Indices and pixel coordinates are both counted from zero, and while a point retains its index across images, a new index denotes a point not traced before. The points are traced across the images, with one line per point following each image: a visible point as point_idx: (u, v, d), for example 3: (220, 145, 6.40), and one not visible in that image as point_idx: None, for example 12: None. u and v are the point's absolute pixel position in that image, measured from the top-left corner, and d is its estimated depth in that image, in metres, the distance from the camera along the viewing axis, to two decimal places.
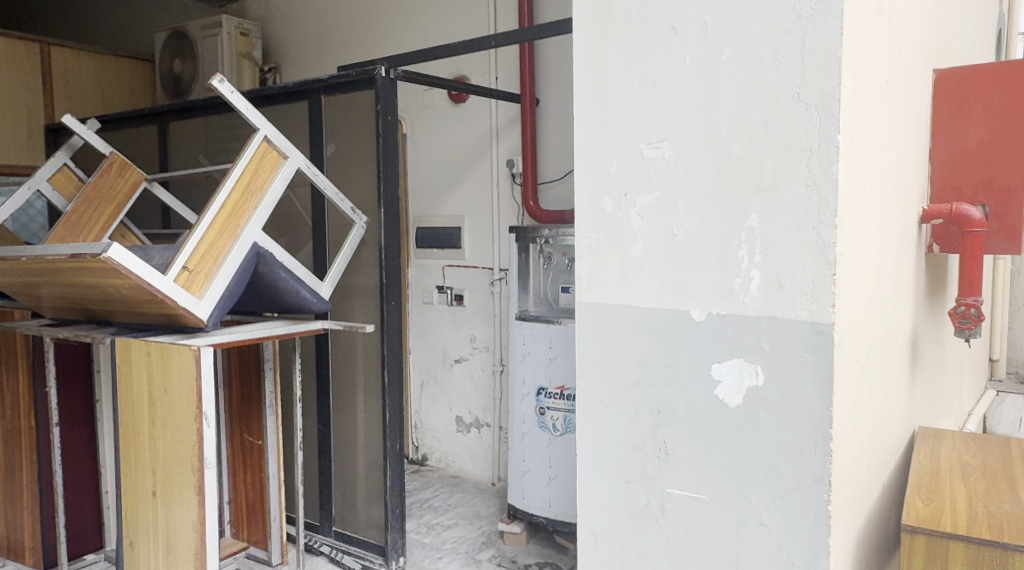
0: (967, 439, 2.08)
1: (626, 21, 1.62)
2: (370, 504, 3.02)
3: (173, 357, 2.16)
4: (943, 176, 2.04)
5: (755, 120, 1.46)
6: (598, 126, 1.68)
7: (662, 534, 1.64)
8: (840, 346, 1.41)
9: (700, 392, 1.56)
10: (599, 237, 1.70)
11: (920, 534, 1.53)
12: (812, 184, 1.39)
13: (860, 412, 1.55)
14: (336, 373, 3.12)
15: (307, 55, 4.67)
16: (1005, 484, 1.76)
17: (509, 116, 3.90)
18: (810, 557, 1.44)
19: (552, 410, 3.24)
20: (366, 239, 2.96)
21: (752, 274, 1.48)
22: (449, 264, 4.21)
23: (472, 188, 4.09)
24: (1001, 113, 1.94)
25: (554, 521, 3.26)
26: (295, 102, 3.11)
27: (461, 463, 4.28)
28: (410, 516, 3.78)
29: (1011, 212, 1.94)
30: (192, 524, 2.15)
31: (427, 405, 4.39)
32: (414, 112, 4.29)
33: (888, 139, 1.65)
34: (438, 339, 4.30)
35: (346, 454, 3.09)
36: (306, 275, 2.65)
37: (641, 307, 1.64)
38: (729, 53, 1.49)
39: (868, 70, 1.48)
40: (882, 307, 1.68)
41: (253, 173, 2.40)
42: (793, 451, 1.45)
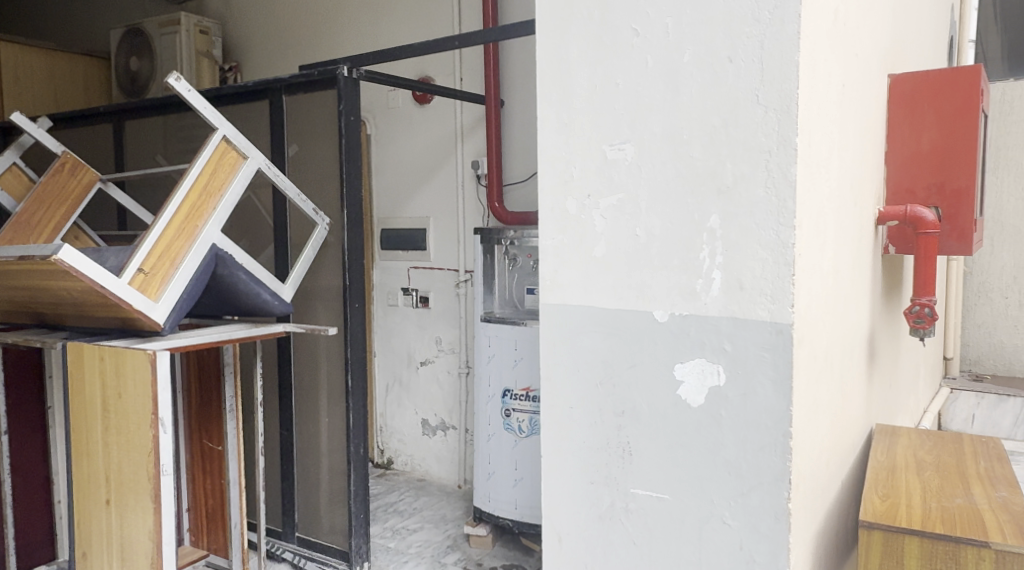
0: (922, 435, 2.13)
1: (588, 22, 1.63)
2: (334, 509, 2.99)
3: (127, 362, 2.11)
4: (898, 179, 2.08)
5: (716, 121, 1.47)
6: (560, 128, 1.69)
7: (626, 534, 1.65)
8: (800, 346, 1.43)
9: (663, 392, 1.57)
10: (563, 238, 1.71)
11: (876, 529, 1.56)
12: (771, 186, 1.41)
13: (819, 411, 1.57)
14: (298, 377, 3.08)
15: (268, 54, 4.61)
16: (957, 480, 1.81)
17: (473, 118, 3.89)
18: (770, 555, 1.46)
19: (518, 411, 3.24)
20: (328, 241, 2.93)
21: (713, 275, 1.50)
22: (413, 266, 4.18)
23: (437, 189, 4.07)
24: (953, 119, 1.99)
25: (520, 523, 3.26)
26: (255, 102, 3.06)
27: (427, 466, 4.26)
28: (374, 521, 3.75)
29: (962, 214, 2.01)
30: (147, 534, 2.10)
31: (392, 408, 4.36)
32: (378, 112, 4.26)
33: (845, 142, 1.68)
34: (403, 341, 4.28)
35: (310, 459, 3.06)
36: (266, 277, 2.61)
37: (605, 308, 1.65)
38: (690, 56, 1.50)
39: (825, 74, 1.51)
40: (841, 307, 1.71)
41: (212, 174, 2.36)
42: (754, 450, 1.46)
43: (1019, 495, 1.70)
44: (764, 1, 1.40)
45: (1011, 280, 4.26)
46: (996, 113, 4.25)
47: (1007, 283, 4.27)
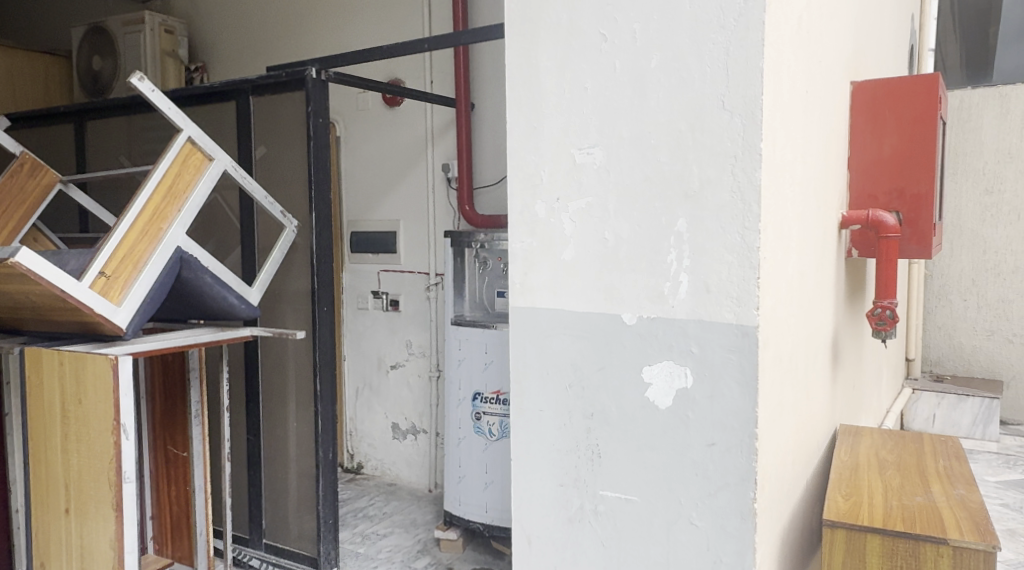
0: (884, 435, 2.16)
1: (557, 26, 1.64)
2: (302, 515, 2.96)
3: (88, 367, 2.07)
4: (861, 184, 2.12)
5: (683, 127, 1.49)
6: (529, 132, 1.70)
7: (595, 536, 1.66)
8: (765, 348, 1.45)
9: (632, 394, 1.58)
10: (532, 242, 1.71)
11: (840, 527, 1.59)
12: (737, 190, 1.43)
13: (784, 411, 1.59)
14: (266, 381, 3.04)
15: (235, 55, 4.56)
16: (917, 478, 1.85)
17: (444, 121, 3.89)
18: (736, 555, 1.47)
19: (488, 415, 3.23)
20: (297, 244, 2.90)
21: (681, 278, 1.51)
22: (383, 269, 4.16)
23: (407, 192, 4.06)
24: (912, 126, 2.03)
25: (490, 526, 3.25)
26: (221, 103, 3.03)
27: (397, 470, 4.23)
28: (343, 526, 3.72)
29: (922, 218, 2.05)
30: (108, 543, 2.06)
31: (362, 412, 4.33)
32: (348, 114, 4.23)
33: (809, 148, 1.71)
34: (373, 345, 4.25)
35: (278, 464, 3.03)
36: (233, 280, 2.57)
37: (574, 311, 1.66)
38: (657, 61, 1.51)
39: (788, 81, 1.53)
40: (805, 309, 1.74)
41: (176, 174, 2.33)
42: (720, 451, 1.48)
43: (976, 492, 1.74)
44: (729, 8, 1.42)
45: (971, 283, 4.43)
46: (954, 120, 4.39)
47: (965, 285, 4.44)
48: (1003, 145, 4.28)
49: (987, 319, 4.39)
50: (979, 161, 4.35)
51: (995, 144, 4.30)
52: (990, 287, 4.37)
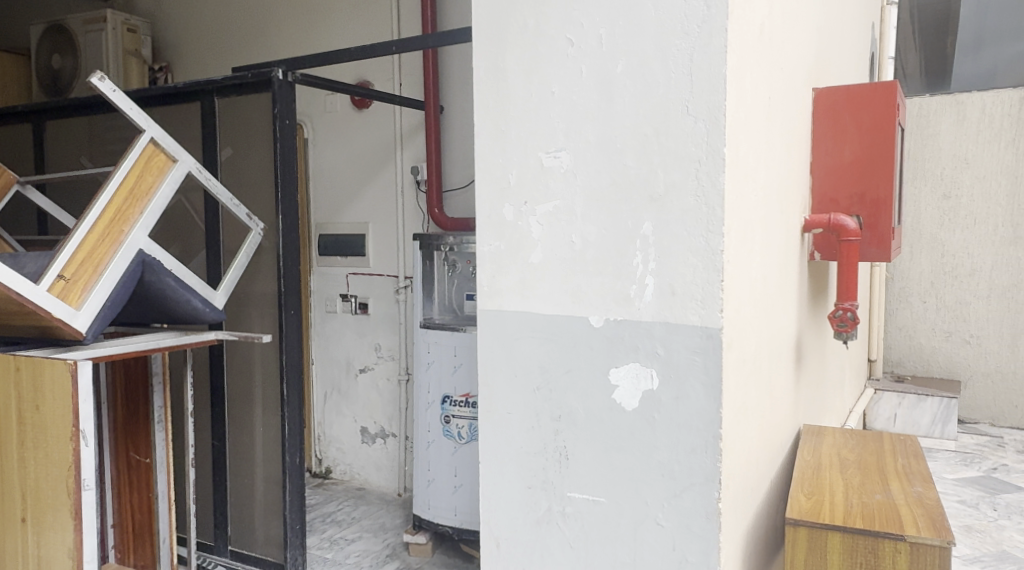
0: (846, 435, 2.20)
1: (524, 31, 1.65)
2: (269, 520, 2.93)
3: (46, 373, 2.03)
4: (822, 189, 2.17)
5: (648, 131, 1.51)
6: (497, 135, 1.70)
7: (563, 538, 1.66)
8: (729, 349, 1.48)
9: (599, 396, 1.60)
10: (500, 245, 1.72)
11: (802, 526, 1.61)
12: (701, 194, 1.45)
13: (747, 412, 1.62)
14: (231, 386, 3.00)
15: (200, 55, 4.50)
16: (877, 476, 1.88)
17: (413, 124, 3.88)
18: (702, 554, 1.49)
19: (457, 418, 3.23)
20: (263, 246, 2.87)
21: (646, 281, 1.53)
22: (352, 272, 4.14)
23: (376, 195, 4.04)
24: (872, 131, 2.07)
25: (460, 530, 3.25)
26: (186, 103, 2.99)
27: (366, 475, 4.20)
28: (311, 532, 3.68)
29: (881, 222, 2.10)
30: (67, 552, 2.02)
31: (330, 416, 4.30)
32: (316, 116, 4.20)
33: (772, 152, 1.74)
34: (341, 348, 4.22)
35: (244, 469, 2.99)
36: (197, 283, 2.54)
37: (542, 314, 1.66)
38: (623, 66, 1.53)
39: (751, 86, 1.56)
40: (768, 311, 1.77)
41: (139, 176, 2.29)
42: (686, 451, 1.50)
43: (932, 489, 1.79)
44: (692, 15, 1.44)
45: (930, 285, 4.54)
46: (913, 126, 4.51)
47: (924, 288, 4.55)
48: (960, 152, 4.39)
49: (946, 320, 4.50)
50: (937, 166, 4.46)
51: (952, 150, 4.41)
52: (948, 289, 4.48)
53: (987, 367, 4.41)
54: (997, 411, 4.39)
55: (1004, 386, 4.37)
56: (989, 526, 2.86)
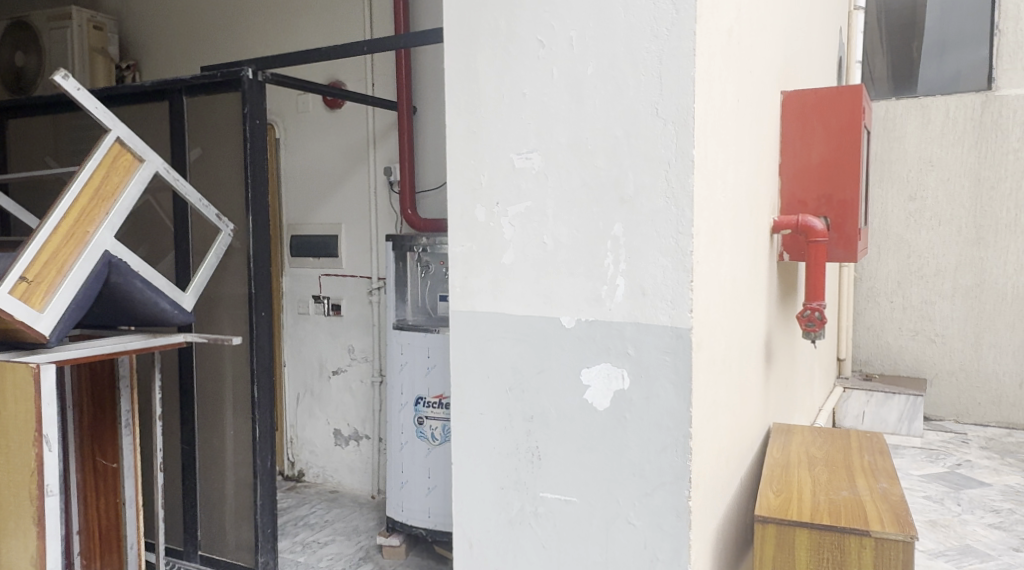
0: (814, 433, 2.24)
1: (496, 33, 1.65)
2: (240, 525, 2.90)
3: (8, 376, 1.99)
4: (791, 191, 2.20)
5: (619, 133, 1.52)
6: (469, 136, 1.70)
7: (535, 539, 1.67)
8: (698, 349, 1.49)
9: (570, 396, 1.60)
10: (472, 246, 1.72)
11: (770, 523, 1.64)
12: (671, 196, 1.47)
13: (717, 411, 1.63)
14: (201, 389, 2.97)
15: (168, 53, 4.44)
16: (844, 473, 1.92)
17: (385, 124, 3.86)
18: (673, 552, 1.50)
19: (431, 419, 3.22)
20: (233, 247, 2.84)
21: (617, 281, 1.54)
22: (325, 273, 4.11)
23: (348, 195, 4.01)
24: (839, 134, 2.10)
25: (434, 532, 3.24)
26: (154, 102, 2.95)
27: (340, 477, 4.17)
28: (283, 535, 3.65)
29: (848, 224, 2.12)
30: (30, 559, 1.98)
31: (303, 419, 4.26)
32: (287, 116, 4.17)
33: (741, 154, 1.76)
34: (314, 350, 4.19)
35: (214, 473, 2.95)
36: (165, 285, 2.50)
37: (514, 315, 1.67)
38: (594, 68, 1.54)
39: (719, 89, 1.58)
40: (737, 312, 1.78)
41: (104, 177, 2.26)
42: (656, 450, 1.51)
43: (897, 485, 1.82)
44: (662, 18, 1.46)
45: (896, 285, 4.61)
46: (880, 130, 4.58)
47: (892, 288, 4.63)
48: (926, 154, 4.48)
49: (912, 320, 4.58)
50: (903, 169, 4.54)
51: (917, 152, 4.49)
52: (914, 288, 4.57)
53: (952, 365, 4.50)
54: (962, 408, 4.49)
55: (968, 383, 4.46)
56: (953, 521, 2.92)
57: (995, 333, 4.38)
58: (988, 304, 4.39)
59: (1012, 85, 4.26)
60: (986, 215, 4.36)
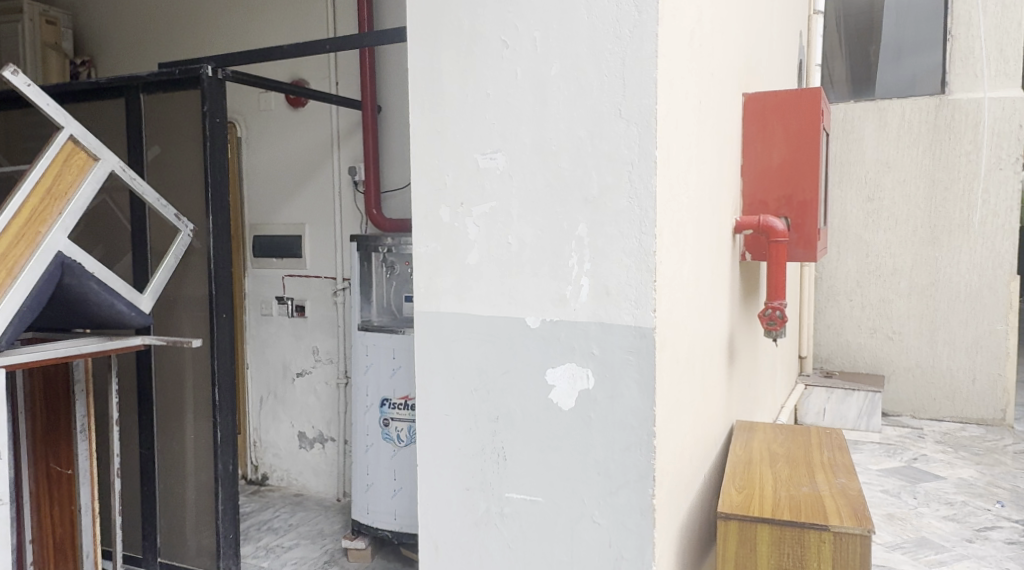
0: (776, 430, 2.27)
1: (459, 32, 1.64)
2: (201, 530, 2.85)
3: None
4: (752, 191, 2.23)
5: (582, 133, 1.52)
6: (433, 136, 1.69)
7: (501, 539, 1.67)
8: (662, 349, 1.50)
9: (535, 396, 1.60)
10: (436, 246, 1.71)
11: (733, 519, 1.66)
12: (634, 197, 1.47)
13: (680, 409, 1.65)
14: (160, 392, 2.91)
15: (124, 49, 4.34)
16: (804, 469, 1.95)
17: (349, 123, 3.83)
18: (637, 550, 1.51)
19: (396, 421, 3.21)
20: (193, 248, 2.79)
21: (582, 282, 1.54)
22: (288, 273, 4.06)
23: (312, 195, 3.97)
24: (798, 136, 2.13)
25: (399, 534, 3.22)
26: (110, 100, 2.88)
27: (304, 480, 4.12)
28: (246, 540, 3.60)
29: (807, 223, 2.15)
30: None
31: (266, 422, 4.20)
32: (249, 114, 4.11)
33: (703, 155, 1.78)
34: (277, 353, 4.14)
35: (174, 478, 2.90)
36: (122, 287, 2.42)
37: (479, 315, 1.66)
38: (557, 69, 1.54)
39: (681, 91, 1.59)
40: (700, 311, 1.80)
41: (56, 176, 2.20)
42: (621, 450, 1.52)
43: (855, 481, 1.86)
44: (624, 19, 1.47)
45: (855, 284, 4.71)
46: (839, 132, 4.67)
47: (851, 287, 4.72)
48: (883, 156, 4.57)
49: (871, 318, 4.68)
50: (861, 170, 4.63)
51: (875, 154, 4.59)
52: (872, 287, 4.67)
53: (908, 361, 4.61)
54: (918, 404, 4.60)
55: (923, 379, 4.57)
56: (910, 513, 2.98)
57: (949, 331, 4.50)
58: (942, 301, 4.50)
59: (964, 89, 4.37)
60: (941, 216, 4.47)
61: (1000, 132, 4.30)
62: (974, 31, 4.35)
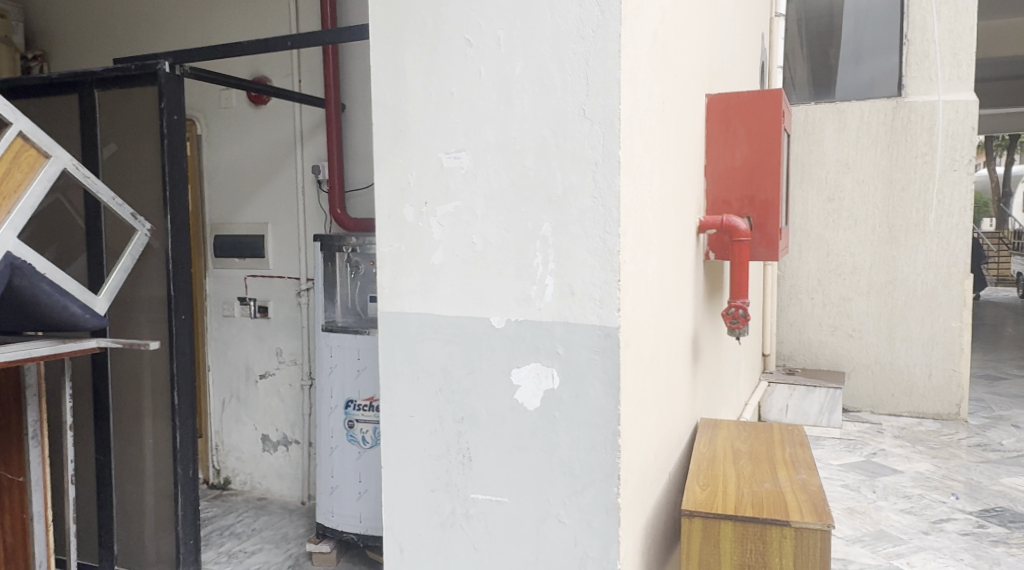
0: (740, 426, 2.30)
1: (422, 30, 1.63)
2: (160, 536, 2.79)
3: None
4: (715, 191, 2.25)
5: (546, 133, 1.52)
6: (396, 134, 1.67)
7: (466, 540, 1.65)
8: (626, 348, 1.51)
9: (501, 397, 1.60)
10: (401, 246, 1.69)
11: (697, 516, 1.67)
12: (598, 197, 1.48)
13: (645, 408, 1.65)
14: (117, 395, 2.84)
15: (78, 42, 4.23)
16: (766, 466, 1.97)
17: (313, 122, 3.78)
18: (603, 549, 1.51)
19: (361, 422, 3.18)
20: (152, 247, 2.72)
21: (546, 281, 1.54)
22: (250, 274, 4.00)
23: (275, 194, 3.91)
24: (759, 137, 2.15)
25: (365, 537, 3.19)
26: (64, 95, 2.81)
27: (268, 484, 4.06)
28: (208, 546, 3.54)
29: (770, 223, 2.16)
30: None
31: (228, 425, 4.13)
32: (209, 111, 4.04)
33: (667, 155, 1.79)
34: (239, 354, 4.07)
35: (131, 483, 2.83)
36: (76, 288, 2.36)
37: (443, 316, 1.65)
38: (521, 68, 1.54)
39: (645, 91, 1.60)
40: (664, 310, 1.81)
41: (5, 173, 2.14)
42: (586, 449, 1.52)
43: (816, 476, 1.88)
44: (587, 19, 1.47)
45: (816, 283, 4.79)
46: (800, 133, 4.74)
47: (812, 285, 4.80)
48: (843, 157, 4.66)
49: (832, 315, 4.77)
50: (822, 171, 4.71)
51: (836, 156, 4.67)
52: (833, 286, 4.75)
53: (867, 358, 4.70)
54: (877, 399, 4.69)
55: (883, 375, 4.67)
56: (869, 507, 3.04)
57: (906, 327, 4.60)
58: (900, 299, 4.60)
59: (920, 92, 4.47)
60: (898, 216, 4.56)
61: (954, 134, 4.41)
62: (928, 36, 4.45)
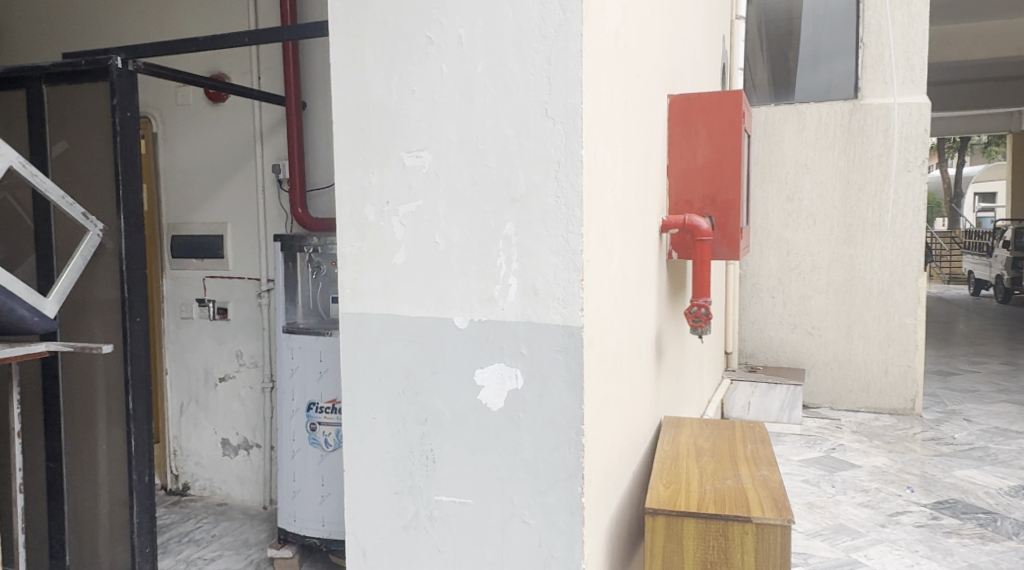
0: (703, 425, 2.32)
1: (382, 27, 1.61)
2: (115, 544, 2.71)
3: None
4: (678, 191, 2.26)
5: (509, 132, 1.51)
6: (356, 133, 1.65)
7: (430, 543, 1.64)
8: (589, 347, 1.50)
9: (464, 397, 1.58)
10: (362, 246, 1.67)
11: (660, 515, 1.68)
12: (560, 196, 1.47)
13: (609, 407, 1.65)
14: (69, 400, 2.76)
15: (26, 36, 4.11)
16: (729, 463, 1.99)
17: (273, 120, 3.72)
18: (567, 548, 1.51)
19: (324, 425, 3.13)
20: (105, 248, 2.65)
21: (510, 281, 1.53)
22: (209, 275, 3.92)
23: (234, 194, 3.85)
24: (720, 138, 2.17)
25: (328, 540, 3.15)
26: (11, 91, 2.72)
27: (228, 489, 3.99)
28: (166, 554, 3.46)
29: (731, 222, 2.18)
30: None
31: (187, 430, 4.04)
32: (165, 109, 3.95)
33: (629, 155, 1.79)
34: (198, 357, 3.99)
35: (85, 490, 2.75)
36: (24, 289, 2.29)
37: (405, 316, 1.63)
38: (483, 66, 1.52)
39: (607, 91, 1.60)
40: (628, 309, 1.82)
41: None
42: (550, 449, 1.51)
43: (776, 473, 1.90)
44: (549, 18, 1.46)
45: (777, 281, 4.86)
46: (761, 133, 4.80)
47: (773, 283, 4.87)
48: (802, 157, 4.73)
49: (791, 314, 4.84)
50: (782, 171, 4.78)
51: (795, 156, 4.74)
52: (792, 285, 4.83)
53: (827, 355, 4.78)
54: (836, 395, 4.77)
55: (841, 372, 4.75)
56: (828, 502, 3.09)
57: (863, 325, 4.69)
58: (857, 297, 4.69)
59: (875, 95, 4.56)
60: (855, 216, 4.66)
61: (908, 135, 4.51)
62: (883, 39, 4.54)
